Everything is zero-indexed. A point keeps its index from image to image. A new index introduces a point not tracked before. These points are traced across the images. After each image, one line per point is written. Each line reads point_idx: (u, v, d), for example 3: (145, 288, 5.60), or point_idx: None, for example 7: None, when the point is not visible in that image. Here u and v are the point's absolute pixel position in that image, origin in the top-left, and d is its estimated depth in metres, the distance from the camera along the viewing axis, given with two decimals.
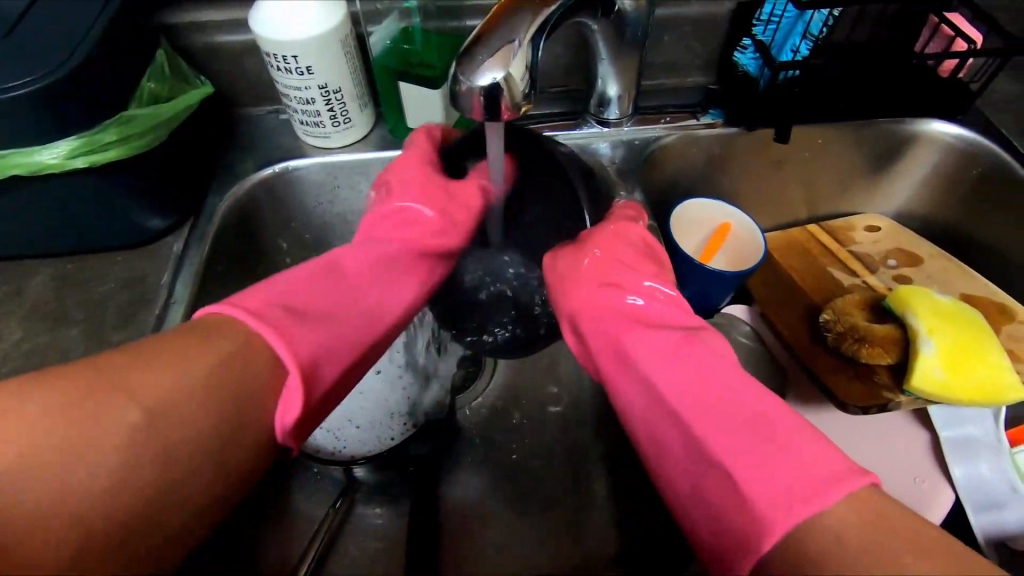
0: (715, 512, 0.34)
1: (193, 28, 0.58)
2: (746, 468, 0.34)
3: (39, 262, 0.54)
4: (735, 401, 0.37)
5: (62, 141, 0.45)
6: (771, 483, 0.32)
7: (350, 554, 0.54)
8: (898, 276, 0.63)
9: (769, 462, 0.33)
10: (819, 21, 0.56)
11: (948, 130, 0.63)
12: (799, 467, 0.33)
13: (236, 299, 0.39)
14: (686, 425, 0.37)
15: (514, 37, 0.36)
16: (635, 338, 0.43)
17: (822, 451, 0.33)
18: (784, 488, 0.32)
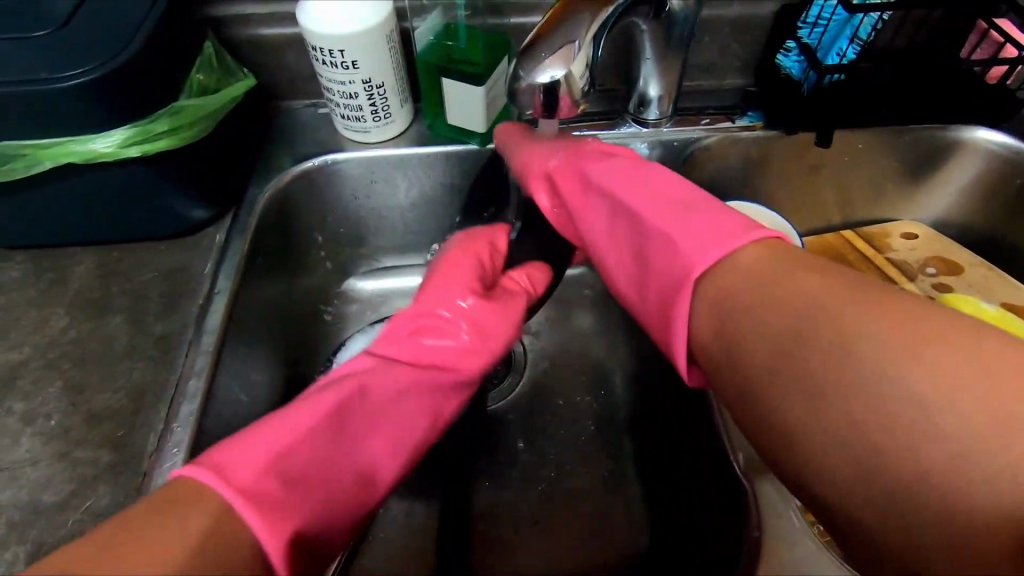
0: (662, 305, 0.40)
1: (238, 21, 0.59)
2: (675, 229, 0.41)
3: (84, 250, 0.55)
4: (675, 197, 0.44)
5: (118, 130, 0.45)
6: (694, 233, 0.39)
7: (381, 548, 0.54)
8: (939, 285, 0.62)
9: (690, 223, 0.40)
10: (868, 25, 0.56)
11: (993, 138, 0.62)
12: (714, 221, 0.39)
13: (213, 460, 0.33)
14: (636, 222, 0.45)
15: (576, 35, 0.36)
16: (595, 169, 0.50)
17: (729, 214, 0.40)
18: (703, 234, 0.38)
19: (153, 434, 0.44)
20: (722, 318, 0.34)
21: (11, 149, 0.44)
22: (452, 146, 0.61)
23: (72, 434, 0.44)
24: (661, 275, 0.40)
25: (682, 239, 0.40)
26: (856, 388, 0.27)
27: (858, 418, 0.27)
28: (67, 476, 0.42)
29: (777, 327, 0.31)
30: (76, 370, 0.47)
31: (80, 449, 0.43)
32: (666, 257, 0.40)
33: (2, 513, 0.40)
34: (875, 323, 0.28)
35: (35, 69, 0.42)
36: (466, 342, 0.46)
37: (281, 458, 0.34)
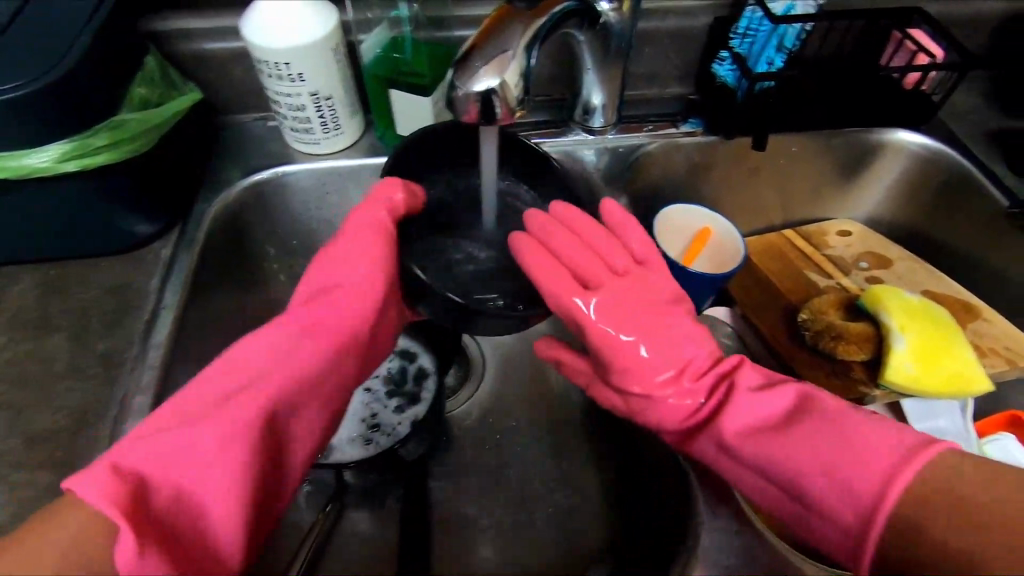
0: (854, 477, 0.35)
1: (181, 35, 0.59)
2: (829, 480, 0.36)
3: (22, 269, 0.53)
4: (830, 448, 0.37)
5: (54, 144, 0.45)
6: (855, 483, 0.35)
7: (342, 559, 0.54)
8: (871, 278, 0.65)
9: (833, 465, 0.36)
10: (793, 35, 0.59)
11: (913, 139, 0.66)
12: (869, 466, 0.35)
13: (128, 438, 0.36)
14: (759, 463, 0.39)
15: (509, 46, 0.37)
16: (650, 370, 0.44)
17: (874, 431, 0.37)
18: (862, 480, 0.35)
19: (98, 452, 0.43)
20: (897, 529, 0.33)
21: None
22: None
23: (10, 457, 0.42)
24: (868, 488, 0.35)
25: (848, 444, 0.36)
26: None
27: None
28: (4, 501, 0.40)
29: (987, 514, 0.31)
30: (15, 391, 0.46)
31: (19, 472, 0.42)
32: (835, 488, 0.36)
33: None
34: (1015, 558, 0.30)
35: None
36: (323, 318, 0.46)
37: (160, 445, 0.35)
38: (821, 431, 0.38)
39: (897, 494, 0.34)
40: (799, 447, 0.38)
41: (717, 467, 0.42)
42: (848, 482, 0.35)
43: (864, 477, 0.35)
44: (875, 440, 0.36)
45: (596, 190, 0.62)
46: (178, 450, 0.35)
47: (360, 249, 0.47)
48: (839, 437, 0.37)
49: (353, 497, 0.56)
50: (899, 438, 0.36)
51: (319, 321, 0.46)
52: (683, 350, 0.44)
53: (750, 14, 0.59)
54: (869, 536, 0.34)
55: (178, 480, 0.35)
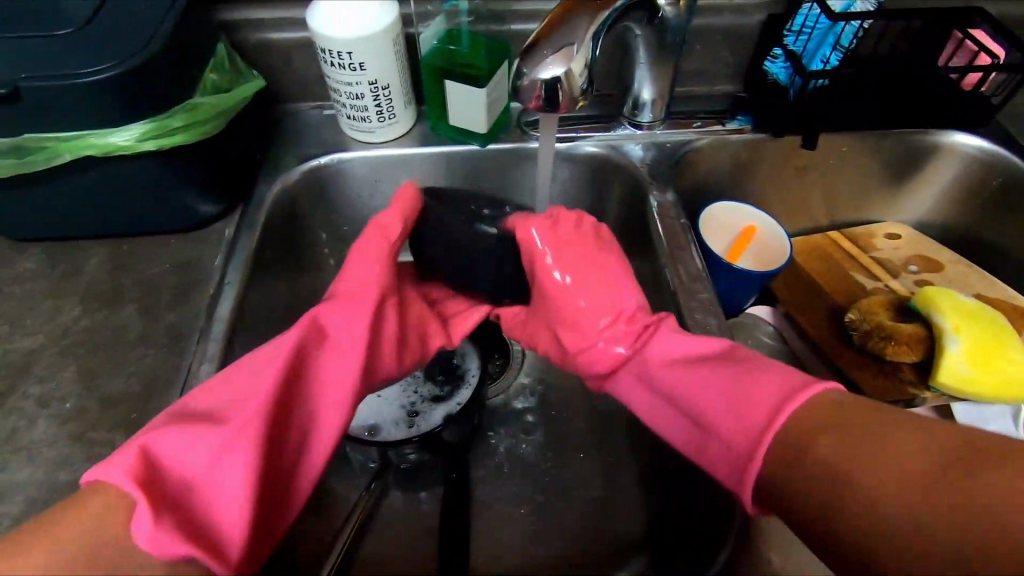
0: (732, 419, 0.38)
1: (248, 25, 0.61)
2: (708, 410, 0.39)
3: (96, 244, 0.56)
4: (698, 380, 0.41)
5: (135, 124, 0.47)
6: (730, 418, 0.38)
7: (386, 535, 0.55)
8: (921, 281, 0.64)
9: (712, 396, 0.39)
10: (850, 33, 0.57)
11: (969, 141, 0.65)
12: (747, 402, 0.38)
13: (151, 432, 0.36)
14: (659, 394, 0.44)
15: (574, 38, 0.38)
16: (589, 318, 0.49)
17: (770, 380, 0.38)
18: (723, 412, 0.38)
19: None
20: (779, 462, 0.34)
21: (32, 141, 0.46)
22: (454, 146, 0.64)
23: (86, 417, 0.45)
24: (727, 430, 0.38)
25: (731, 394, 0.39)
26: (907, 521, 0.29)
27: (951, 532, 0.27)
28: (81, 457, 0.43)
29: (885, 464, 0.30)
30: (90, 356, 0.49)
31: (94, 431, 0.44)
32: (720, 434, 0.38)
33: (20, 492, 0.41)
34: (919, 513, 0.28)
35: (60, 65, 0.44)
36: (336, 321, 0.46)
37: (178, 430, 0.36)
38: (709, 377, 0.40)
39: (772, 435, 0.35)
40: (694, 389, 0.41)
41: (631, 399, 0.46)
42: (728, 434, 0.38)
43: (732, 422, 0.37)
44: (761, 387, 0.38)
45: (643, 184, 0.62)
46: (188, 442, 0.35)
47: (365, 263, 0.50)
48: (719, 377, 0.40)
49: (397, 476, 0.58)
50: (796, 382, 0.37)
51: (343, 316, 0.46)
52: (619, 296, 0.50)
53: (806, 12, 0.58)
54: (749, 472, 0.35)
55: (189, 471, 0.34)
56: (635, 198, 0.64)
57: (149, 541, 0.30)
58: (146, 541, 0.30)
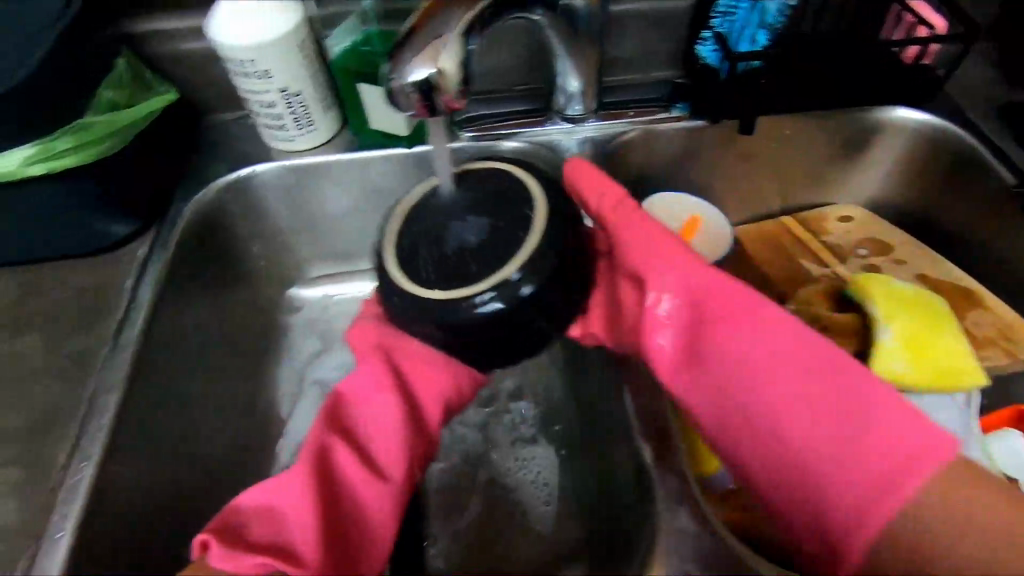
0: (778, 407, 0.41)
1: (158, 36, 0.59)
2: (853, 448, 0.38)
3: (2, 270, 0.53)
4: (863, 392, 0.39)
5: (20, 149, 0.45)
6: (876, 459, 0.37)
7: None
8: (867, 266, 0.62)
9: (862, 444, 0.37)
10: (774, 10, 0.56)
11: (912, 117, 0.62)
12: (884, 433, 0.37)
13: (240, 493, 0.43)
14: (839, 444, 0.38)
15: (447, 30, 0.36)
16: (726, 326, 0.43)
17: (894, 415, 0.37)
18: (896, 452, 0.37)
19: (64, 450, 0.43)
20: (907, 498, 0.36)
21: None
22: (381, 151, 0.62)
23: None
24: (807, 439, 0.39)
25: (893, 423, 0.37)
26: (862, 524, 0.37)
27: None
28: None
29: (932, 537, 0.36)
30: None
31: None
32: (867, 483, 0.37)
33: None
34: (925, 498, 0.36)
35: None
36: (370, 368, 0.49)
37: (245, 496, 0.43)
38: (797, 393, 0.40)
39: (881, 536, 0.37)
40: (774, 372, 0.41)
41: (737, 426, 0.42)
42: (881, 438, 0.37)
43: (879, 439, 0.37)
44: (878, 394, 0.38)
45: None
46: (265, 496, 0.42)
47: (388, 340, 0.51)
48: (861, 404, 0.38)
49: None
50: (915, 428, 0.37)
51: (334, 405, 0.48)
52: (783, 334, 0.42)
53: None
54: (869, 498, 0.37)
55: (258, 509, 0.42)
56: None
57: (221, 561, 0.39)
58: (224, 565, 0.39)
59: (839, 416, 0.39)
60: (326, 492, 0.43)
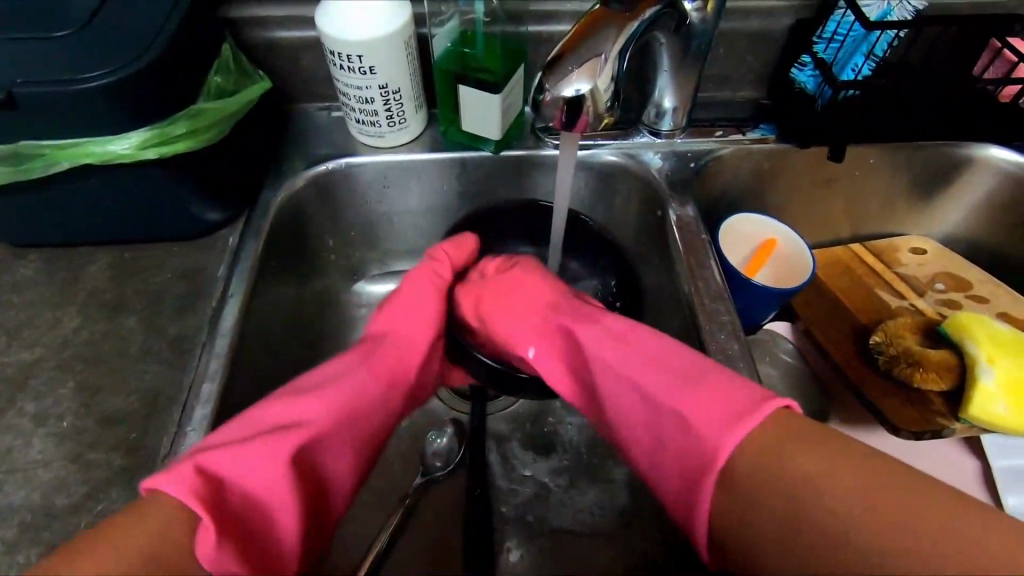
0: (696, 411, 0.40)
1: (255, 23, 0.58)
2: (671, 408, 0.41)
3: (97, 249, 0.54)
4: (674, 359, 0.44)
5: (136, 132, 0.44)
6: (708, 416, 0.39)
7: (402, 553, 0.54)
8: (947, 300, 0.62)
9: (693, 398, 0.40)
10: (883, 43, 0.56)
11: (1005, 156, 0.62)
12: (719, 398, 0.39)
13: (221, 430, 0.39)
14: (652, 394, 0.43)
15: (602, 50, 0.36)
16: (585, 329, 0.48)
17: (728, 388, 0.40)
18: (725, 413, 0.38)
19: (166, 439, 0.43)
20: (757, 456, 0.36)
21: (28, 148, 0.44)
22: (466, 153, 0.61)
23: (85, 436, 0.43)
24: (697, 412, 0.40)
25: (711, 395, 0.40)
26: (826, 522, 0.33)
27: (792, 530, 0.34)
28: (80, 480, 0.41)
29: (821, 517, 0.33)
30: (88, 370, 0.47)
31: (93, 452, 0.42)
32: (698, 418, 0.39)
33: (12, 517, 0.40)
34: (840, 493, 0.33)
35: (54, 69, 0.41)
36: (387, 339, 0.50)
37: (226, 436, 0.39)
38: (645, 356, 0.45)
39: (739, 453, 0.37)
40: (651, 363, 0.44)
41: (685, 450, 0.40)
42: (714, 415, 0.39)
43: (714, 414, 0.39)
44: (736, 394, 0.39)
45: (662, 195, 0.60)
46: (242, 449, 0.37)
47: (420, 299, 0.53)
48: (696, 372, 0.42)
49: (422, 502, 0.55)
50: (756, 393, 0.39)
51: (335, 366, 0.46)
52: (631, 353, 0.45)
53: (840, 18, 0.57)
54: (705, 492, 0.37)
55: (215, 470, 0.35)
56: (651, 208, 0.62)
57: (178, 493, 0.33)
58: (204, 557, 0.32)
59: (681, 371, 0.42)
60: (309, 482, 0.39)
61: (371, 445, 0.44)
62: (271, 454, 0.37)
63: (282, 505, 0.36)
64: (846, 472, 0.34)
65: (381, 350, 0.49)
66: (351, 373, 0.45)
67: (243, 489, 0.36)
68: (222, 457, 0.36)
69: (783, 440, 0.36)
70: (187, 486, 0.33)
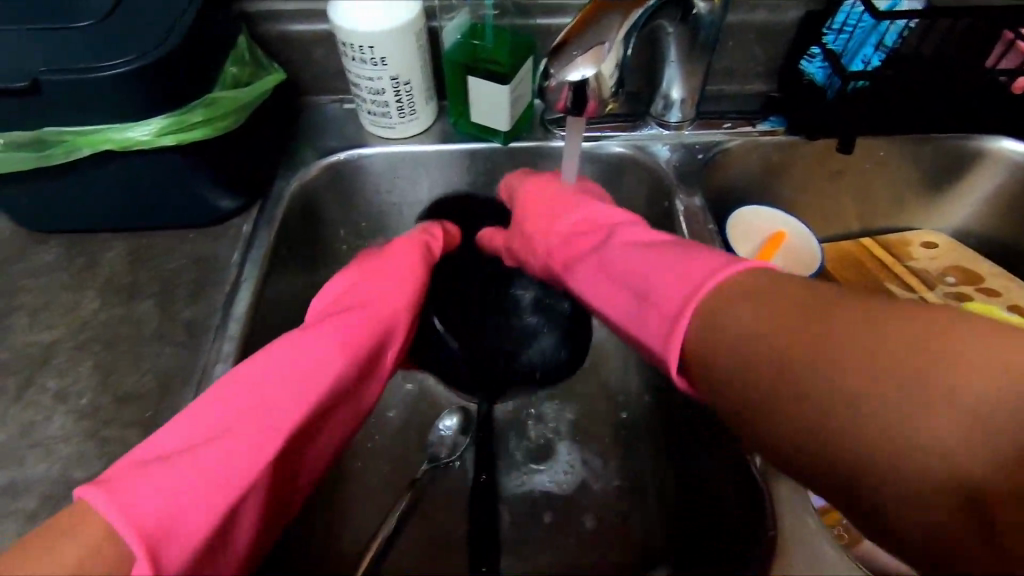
0: (650, 279, 0.38)
1: (270, 17, 0.60)
2: (648, 263, 0.39)
3: (115, 236, 0.56)
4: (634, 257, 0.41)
5: (154, 119, 0.46)
6: (661, 283, 0.37)
7: (409, 537, 0.54)
8: (958, 294, 0.61)
9: (651, 272, 0.38)
10: (894, 32, 0.56)
11: (1017, 148, 0.62)
12: (676, 269, 0.36)
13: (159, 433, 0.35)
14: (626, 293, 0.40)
15: (606, 38, 0.36)
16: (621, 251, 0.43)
17: (688, 262, 0.36)
18: (671, 275, 0.36)
19: None
20: (707, 313, 0.32)
21: (52, 135, 0.45)
22: (475, 145, 0.62)
23: (102, 413, 0.45)
24: (657, 276, 0.37)
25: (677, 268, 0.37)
26: (885, 422, 0.24)
27: (876, 443, 0.24)
28: (97, 454, 0.43)
29: (863, 406, 0.25)
30: (106, 351, 0.48)
31: (109, 428, 0.44)
32: (655, 290, 0.37)
33: (33, 488, 0.41)
34: (968, 388, 0.24)
35: (77, 58, 0.43)
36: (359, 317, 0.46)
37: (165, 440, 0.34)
38: (637, 250, 0.42)
39: (686, 316, 0.33)
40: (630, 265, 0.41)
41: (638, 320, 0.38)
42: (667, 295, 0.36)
43: (672, 284, 0.36)
44: (701, 261, 0.36)
45: (669, 186, 0.60)
46: (192, 460, 0.33)
47: (397, 268, 0.51)
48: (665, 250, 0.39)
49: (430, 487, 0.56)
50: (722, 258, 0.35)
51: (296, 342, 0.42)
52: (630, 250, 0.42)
53: (849, 9, 0.57)
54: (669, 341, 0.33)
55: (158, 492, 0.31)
56: (658, 200, 0.62)
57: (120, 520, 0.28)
58: None
59: (633, 275, 0.40)
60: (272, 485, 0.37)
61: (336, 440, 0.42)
62: (230, 466, 0.34)
63: (250, 507, 0.35)
64: (892, 347, 0.26)
65: (353, 330, 0.45)
66: (319, 355, 0.41)
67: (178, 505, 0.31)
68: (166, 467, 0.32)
69: (742, 294, 0.31)
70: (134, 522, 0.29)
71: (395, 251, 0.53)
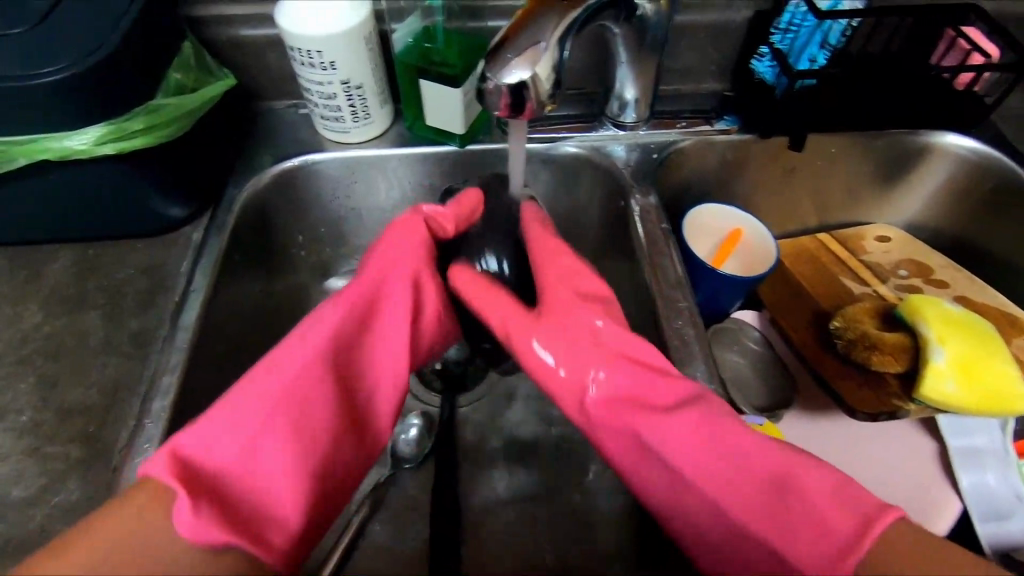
0: (723, 485, 0.38)
1: (218, 21, 0.59)
2: (717, 471, 0.39)
3: (60, 247, 0.54)
4: (676, 424, 0.41)
5: (91, 128, 0.45)
6: (763, 516, 0.37)
7: (371, 544, 0.54)
8: (909, 286, 0.63)
9: (732, 481, 0.38)
10: (836, 32, 0.57)
11: (962, 143, 0.63)
12: (817, 521, 0.36)
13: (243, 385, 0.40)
14: (701, 494, 0.39)
15: (541, 38, 0.36)
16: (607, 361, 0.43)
17: (811, 477, 0.38)
18: (755, 473, 0.38)
19: (125, 430, 0.43)
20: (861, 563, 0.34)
21: None
22: (431, 148, 0.62)
23: (43, 429, 0.43)
24: (722, 481, 0.38)
25: (747, 472, 0.38)
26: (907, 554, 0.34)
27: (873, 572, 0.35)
28: (37, 472, 0.42)
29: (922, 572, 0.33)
30: (49, 365, 0.47)
31: (50, 445, 0.43)
32: (740, 504, 0.38)
33: None
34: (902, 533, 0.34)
35: (7, 65, 0.41)
36: (366, 295, 0.46)
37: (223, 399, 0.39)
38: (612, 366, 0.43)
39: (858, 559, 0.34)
40: (696, 461, 0.39)
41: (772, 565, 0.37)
42: (750, 511, 0.37)
43: (833, 523, 0.36)
44: (813, 475, 0.38)
45: (624, 186, 0.60)
46: (216, 431, 0.38)
47: (402, 248, 0.48)
48: (691, 430, 0.40)
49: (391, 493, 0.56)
50: (869, 501, 0.36)
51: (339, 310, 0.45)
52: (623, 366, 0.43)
53: (794, 9, 0.57)
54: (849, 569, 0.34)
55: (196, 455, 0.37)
56: (615, 200, 0.62)
57: (189, 527, 0.33)
58: (188, 532, 0.33)
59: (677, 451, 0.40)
60: (308, 450, 0.40)
61: (390, 398, 0.45)
62: (245, 425, 0.38)
63: (278, 482, 0.38)
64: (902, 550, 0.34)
65: (356, 285, 0.46)
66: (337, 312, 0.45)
67: (222, 468, 0.37)
68: (194, 449, 0.37)
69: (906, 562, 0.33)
70: (166, 472, 0.35)
71: (393, 238, 0.49)
